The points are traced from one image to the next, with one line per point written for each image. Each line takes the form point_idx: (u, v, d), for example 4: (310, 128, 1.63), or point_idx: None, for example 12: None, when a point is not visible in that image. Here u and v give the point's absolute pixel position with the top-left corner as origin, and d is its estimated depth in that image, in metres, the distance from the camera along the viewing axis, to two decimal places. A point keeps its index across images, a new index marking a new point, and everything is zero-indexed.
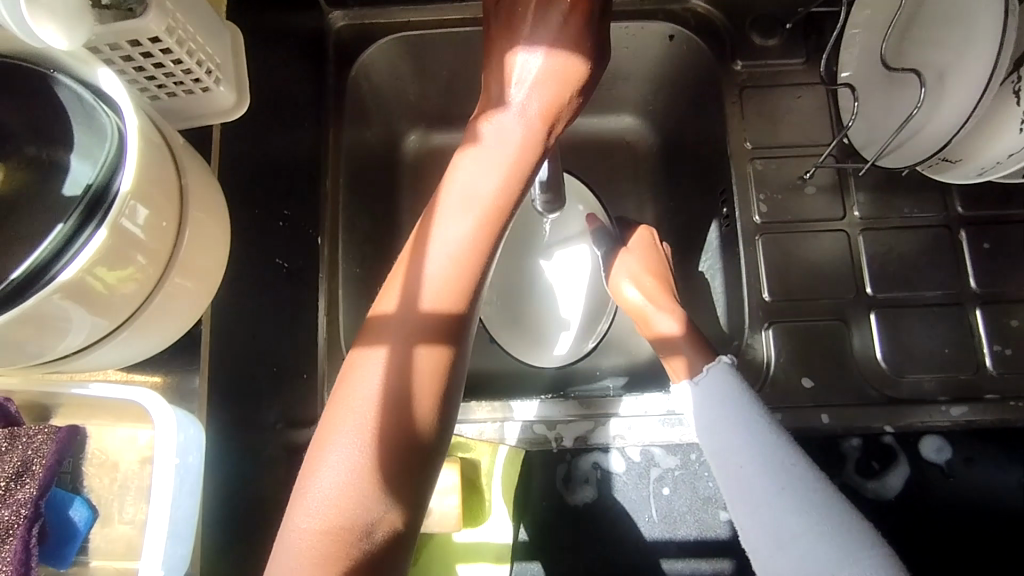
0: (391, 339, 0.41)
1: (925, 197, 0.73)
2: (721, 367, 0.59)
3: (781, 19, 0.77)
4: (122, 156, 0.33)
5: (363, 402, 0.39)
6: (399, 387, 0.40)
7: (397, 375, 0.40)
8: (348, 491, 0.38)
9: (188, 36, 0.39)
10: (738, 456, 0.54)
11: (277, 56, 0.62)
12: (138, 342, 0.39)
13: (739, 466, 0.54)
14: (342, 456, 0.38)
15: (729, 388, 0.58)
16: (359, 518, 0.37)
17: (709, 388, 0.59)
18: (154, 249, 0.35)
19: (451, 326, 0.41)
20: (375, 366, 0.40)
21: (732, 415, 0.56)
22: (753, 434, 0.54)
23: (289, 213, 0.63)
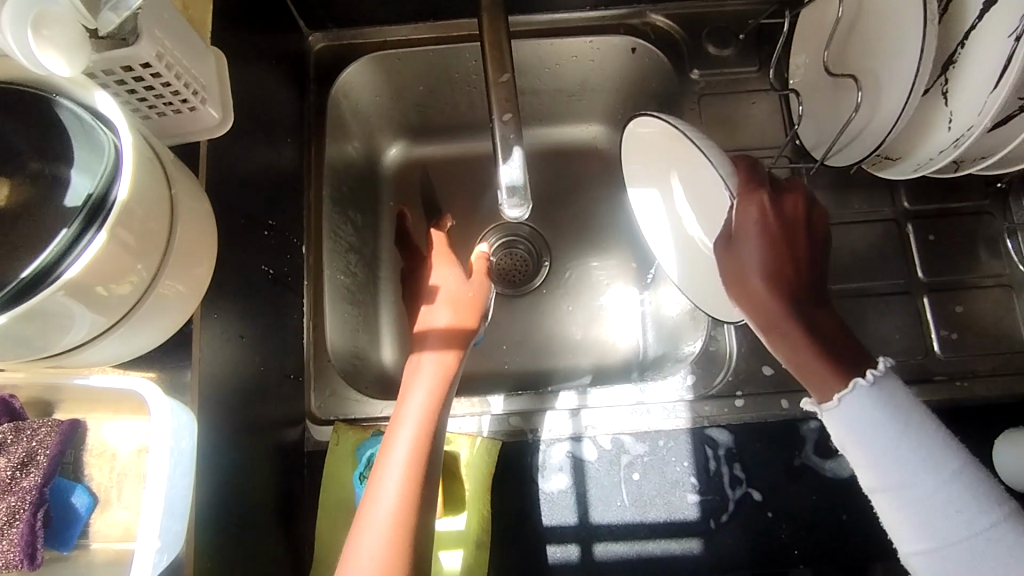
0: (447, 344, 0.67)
1: (874, 194, 0.77)
2: (864, 391, 0.48)
3: (734, 31, 0.82)
4: (118, 170, 0.37)
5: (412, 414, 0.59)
6: (422, 429, 0.58)
7: (438, 368, 0.64)
8: (393, 514, 0.53)
9: (175, 60, 0.44)
10: (898, 487, 0.48)
11: (259, 76, 0.66)
12: (132, 339, 0.43)
13: (903, 501, 0.48)
14: (378, 530, 0.52)
15: (883, 413, 0.48)
16: (400, 545, 0.52)
17: (849, 414, 0.49)
18: (148, 253, 0.39)
19: (456, 342, 0.67)
20: (425, 366, 0.64)
21: (882, 443, 0.48)
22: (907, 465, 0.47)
23: (274, 223, 0.66)
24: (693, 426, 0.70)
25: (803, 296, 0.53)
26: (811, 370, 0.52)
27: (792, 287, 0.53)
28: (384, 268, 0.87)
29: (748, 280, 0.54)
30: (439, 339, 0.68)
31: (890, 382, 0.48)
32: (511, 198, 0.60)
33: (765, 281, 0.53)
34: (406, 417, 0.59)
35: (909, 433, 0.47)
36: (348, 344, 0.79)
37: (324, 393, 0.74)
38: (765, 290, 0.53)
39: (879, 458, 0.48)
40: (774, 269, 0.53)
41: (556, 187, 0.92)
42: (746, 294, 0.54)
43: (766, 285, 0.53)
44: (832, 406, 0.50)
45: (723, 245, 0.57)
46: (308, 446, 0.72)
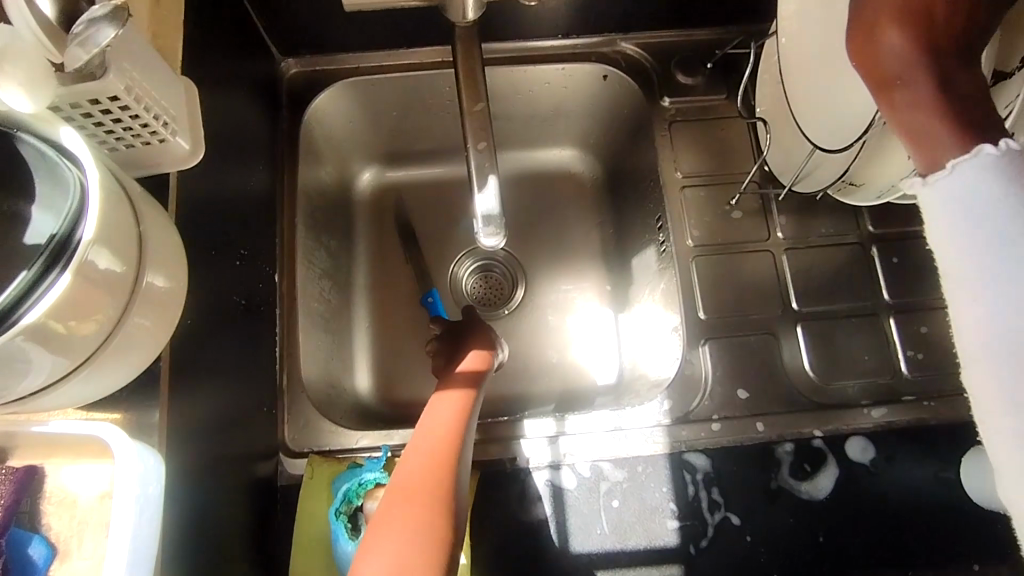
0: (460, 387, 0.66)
1: (840, 218, 0.80)
2: (989, 158, 0.36)
3: (702, 60, 0.84)
4: (83, 207, 0.36)
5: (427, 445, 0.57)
6: (447, 437, 0.58)
7: (452, 407, 0.63)
8: (418, 505, 0.50)
9: (145, 92, 0.43)
10: (981, 226, 0.36)
11: (231, 103, 0.65)
12: (96, 380, 0.41)
13: (1015, 286, 0.34)
14: (401, 523, 0.48)
15: (997, 184, 0.35)
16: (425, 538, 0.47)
17: (956, 187, 0.37)
18: (114, 292, 0.38)
19: (474, 379, 0.68)
20: (439, 409, 0.63)
21: (993, 215, 0.35)
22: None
23: (246, 252, 0.65)
24: (671, 451, 0.71)
25: (949, 46, 0.42)
26: (920, 135, 0.41)
27: (934, 29, 0.42)
28: (358, 294, 0.86)
29: (881, 48, 0.44)
30: (464, 378, 0.68)
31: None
32: (487, 226, 0.60)
33: (901, 47, 0.43)
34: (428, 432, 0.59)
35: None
36: (322, 373, 0.77)
37: (297, 424, 0.72)
38: (908, 42, 0.42)
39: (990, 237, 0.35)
40: (921, 32, 0.42)
41: (532, 212, 0.92)
42: (867, 35, 0.45)
43: (909, 48, 0.42)
44: (938, 177, 0.38)
45: (865, 3, 0.47)
46: (281, 480, 0.70)
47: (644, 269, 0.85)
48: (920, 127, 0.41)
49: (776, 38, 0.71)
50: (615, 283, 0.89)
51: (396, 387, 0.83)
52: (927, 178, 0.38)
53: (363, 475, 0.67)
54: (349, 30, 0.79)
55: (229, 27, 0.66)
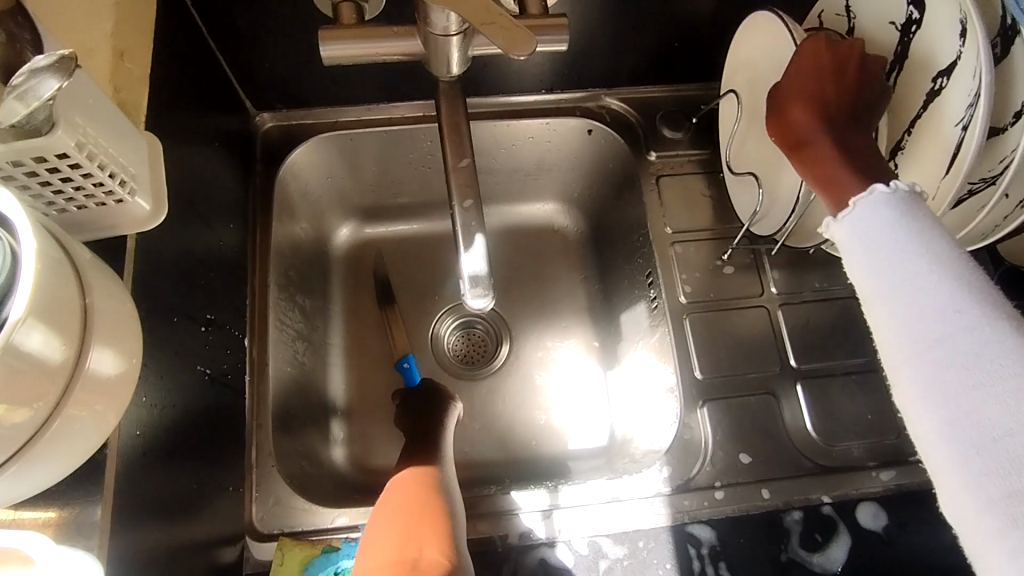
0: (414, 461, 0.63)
1: (833, 272, 0.78)
2: (881, 196, 0.42)
3: (686, 115, 0.84)
4: (15, 279, 0.31)
5: (390, 518, 0.56)
6: (417, 490, 0.59)
7: (413, 470, 0.62)
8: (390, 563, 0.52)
9: (101, 149, 0.39)
10: (869, 247, 0.42)
11: (200, 159, 0.62)
12: (28, 476, 0.36)
13: (903, 296, 0.39)
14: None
15: (890, 215, 0.41)
16: None
17: (855, 220, 0.43)
18: (51, 377, 0.33)
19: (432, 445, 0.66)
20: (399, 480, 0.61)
21: (885, 237, 0.41)
22: (947, 311, 0.37)
23: (212, 316, 0.60)
24: (673, 523, 0.66)
25: (841, 119, 0.55)
26: (838, 189, 0.50)
27: (835, 113, 0.55)
28: (334, 357, 0.81)
29: (794, 123, 0.56)
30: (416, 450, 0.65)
31: (915, 197, 0.42)
32: (474, 288, 0.57)
33: (807, 124, 0.55)
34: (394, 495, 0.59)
35: (922, 236, 0.40)
36: (294, 445, 0.71)
37: (266, 504, 0.65)
38: (811, 119, 0.55)
39: (887, 255, 0.41)
40: (819, 110, 0.55)
41: (517, 267, 0.89)
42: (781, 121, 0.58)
43: (812, 122, 0.55)
44: (846, 215, 0.44)
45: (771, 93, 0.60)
46: (246, 568, 0.63)
47: (635, 327, 0.82)
48: (836, 186, 0.51)
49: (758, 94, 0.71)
50: (604, 341, 0.85)
51: (375, 457, 0.77)
52: (835, 217, 0.44)
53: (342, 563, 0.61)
54: (327, 85, 0.77)
55: (201, 82, 0.63)
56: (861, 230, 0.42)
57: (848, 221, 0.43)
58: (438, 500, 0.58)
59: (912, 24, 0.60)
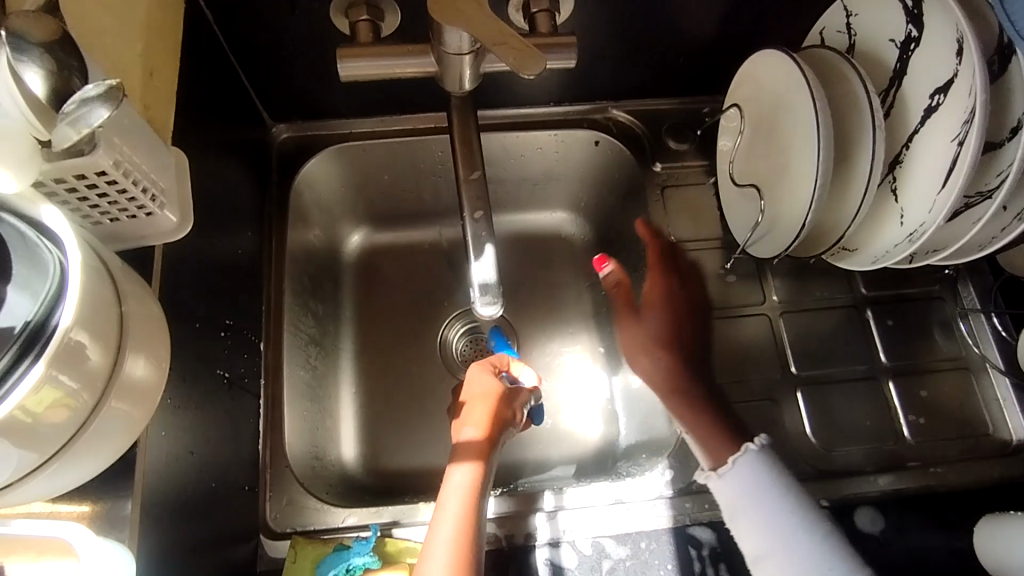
0: (472, 458, 0.63)
1: (833, 281, 0.80)
2: (752, 455, 0.60)
3: (690, 127, 0.86)
4: (62, 291, 0.34)
5: (449, 519, 0.58)
6: (473, 502, 0.59)
7: (470, 475, 0.62)
8: None
9: (134, 166, 0.41)
10: (746, 496, 0.59)
11: (221, 171, 0.64)
12: (67, 472, 0.38)
13: (773, 536, 0.57)
14: None
15: (765, 478, 0.59)
16: None
17: (737, 478, 0.60)
18: (90, 380, 0.36)
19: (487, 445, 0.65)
20: (456, 478, 0.61)
21: (764, 499, 0.58)
22: (792, 549, 0.57)
23: (231, 321, 0.63)
24: (675, 524, 0.68)
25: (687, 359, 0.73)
26: (715, 453, 0.65)
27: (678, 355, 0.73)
28: (346, 361, 0.83)
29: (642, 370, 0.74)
30: (473, 446, 0.65)
31: (768, 452, 0.60)
32: (484, 296, 0.59)
33: (656, 372, 0.72)
34: (450, 499, 0.59)
35: (783, 492, 0.59)
36: (307, 446, 0.74)
37: (280, 502, 0.68)
38: (664, 368, 0.72)
39: (762, 510, 0.58)
40: (663, 348, 0.73)
41: (524, 274, 0.91)
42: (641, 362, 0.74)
43: (660, 364, 0.72)
44: (725, 472, 0.60)
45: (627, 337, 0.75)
46: (262, 564, 0.66)
47: None
48: (708, 437, 0.66)
49: (758, 108, 0.72)
50: (609, 347, 0.87)
51: (384, 458, 0.79)
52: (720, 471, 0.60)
53: (352, 560, 0.62)
54: (342, 97, 0.79)
55: (222, 96, 0.66)
56: (741, 483, 0.59)
57: (725, 479, 0.60)
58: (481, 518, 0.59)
59: (911, 41, 0.62)
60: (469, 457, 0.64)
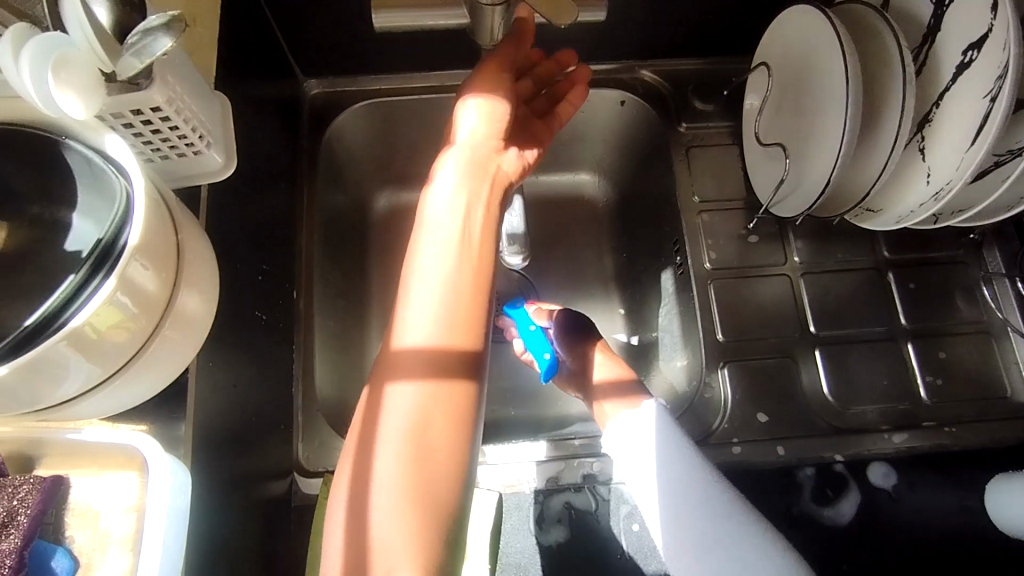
0: (422, 370, 0.46)
1: (856, 244, 0.80)
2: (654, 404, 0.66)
3: (717, 87, 0.86)
4: (128, 215, 0.36)
5: (393, 436, 0.44)
6: (447, 418, 0.44)
7: (425, 362, 0.46)
8: (405, 492, 0.42)
9: (185, 105, 0.43)
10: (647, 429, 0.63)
11: (258, 120, 0.66)
12: (127, 389, 0.41)
13: (672, 465, 0.60)
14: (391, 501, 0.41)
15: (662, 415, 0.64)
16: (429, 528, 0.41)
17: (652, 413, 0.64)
18: (152, 301, 0.38)
19: (454, 355, 0.47)
20: (400, 397, 0.45)
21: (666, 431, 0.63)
22: (701, 480, 0.60)
23: (268, 267, 0.65)
24: None
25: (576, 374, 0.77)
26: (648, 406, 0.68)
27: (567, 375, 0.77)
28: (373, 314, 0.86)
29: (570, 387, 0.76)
30: (439, 343, 0.47)
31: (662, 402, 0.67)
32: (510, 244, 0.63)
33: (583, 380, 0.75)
34: (399, 404, 0.45)
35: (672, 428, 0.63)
36: (337, 392, 0.77)
37: (312, 443, 0.71)
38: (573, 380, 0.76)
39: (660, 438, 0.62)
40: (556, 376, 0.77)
41: (547, 234, 0.93)
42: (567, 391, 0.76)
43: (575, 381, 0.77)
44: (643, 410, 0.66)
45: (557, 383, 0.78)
46: (296, 500, 0.69)
47: (660, 293, 0.85)
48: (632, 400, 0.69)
49: (786, 66, 0.72)
50: (629, 307, 0.89)
51: None
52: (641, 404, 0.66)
53: None
54: (372, 53, 0.80)
55: (258, 47, 0.67)
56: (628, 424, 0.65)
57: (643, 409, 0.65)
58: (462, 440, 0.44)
59: None
60: (422, 355, 0.46)
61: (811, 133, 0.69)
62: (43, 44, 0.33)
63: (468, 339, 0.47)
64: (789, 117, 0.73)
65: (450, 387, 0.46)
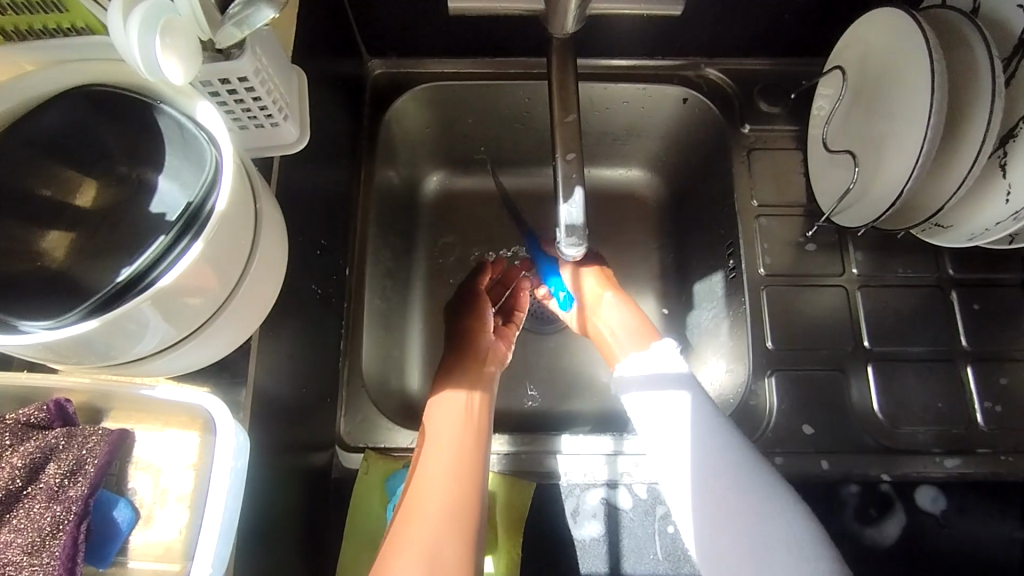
0: (466, 390, 0.68)
1: (918, 259, 0.78)
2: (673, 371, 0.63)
3: (785, 90, 0.84)
4: (216, 182, 0.37)
5: (431, 476, 0.60)
6: (467, 434, 0.63)
7: (459, 415, 0.65)
8: (439, 504, 0.57)
9: (268, 75, 0.43)
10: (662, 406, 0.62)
11: (326, 97, 0.67)
12: (197, 351, 0.42)
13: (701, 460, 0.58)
14: (424, 523, 0.56)
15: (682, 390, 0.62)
16: (455, 526, 0.56)
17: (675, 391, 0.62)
18: (229, 267, 0.39)
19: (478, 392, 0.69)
20: (450, 406, 0.66)
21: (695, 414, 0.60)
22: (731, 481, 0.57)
23: (325, 242, 0.66)
24: None
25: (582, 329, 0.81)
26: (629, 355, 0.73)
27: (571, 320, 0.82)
28: (418, 296, 0.87)
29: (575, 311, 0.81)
30: (460, 381, 0.70)
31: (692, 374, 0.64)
32: (569, 237, 0.61)
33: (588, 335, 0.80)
34: (436, 446, 0.62)
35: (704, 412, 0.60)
36: (380, 370, 0.78)
37: (354, 419, 0.72)
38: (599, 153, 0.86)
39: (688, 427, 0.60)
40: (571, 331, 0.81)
41: (596, 228, 0.92)
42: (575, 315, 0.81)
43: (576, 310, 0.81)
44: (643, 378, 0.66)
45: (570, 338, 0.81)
46: (335, 472, 0.70)
47: (709, 296, 0.84)
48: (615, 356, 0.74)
49: (862, 71, 0.70)
50: (676, 308, 0.88)
51: None
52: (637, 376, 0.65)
53: None
54: (437, 36, 0.80)
55: (330, 25, 0.68)
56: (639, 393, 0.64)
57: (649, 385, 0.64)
58: (482, 454, 0.63)
59: None
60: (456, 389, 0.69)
61: (886, 141, 0.67)
62: (151, 10, 0.34)
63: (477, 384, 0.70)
64: (861, 125, 0.71)
65: (462, 420, 0.65)
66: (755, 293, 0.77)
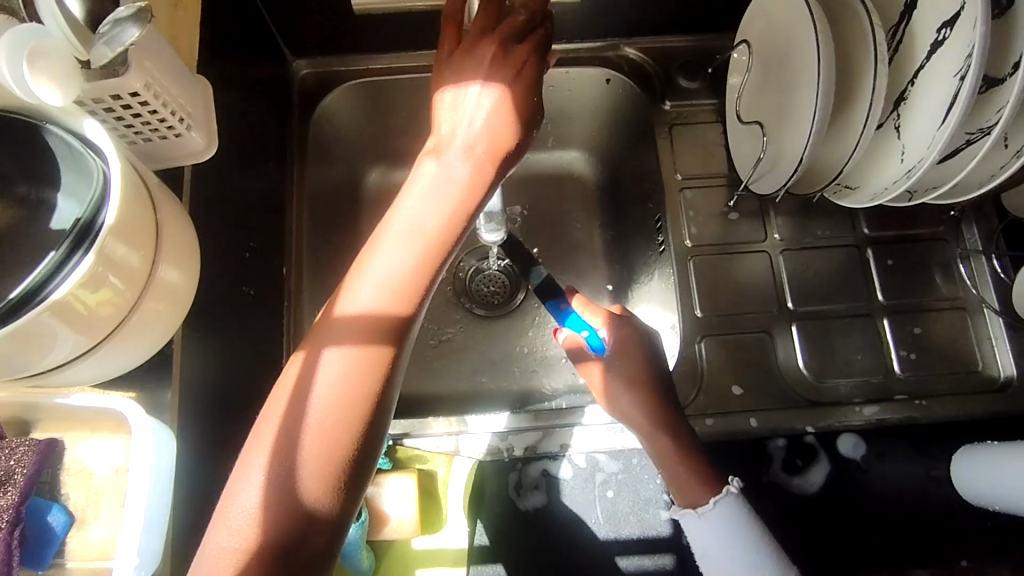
0: (361, 340, 0.46)
1: (837, 221, 0.81)
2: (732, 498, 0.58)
3: (703, 64, 0.86)
4: (105, 196, 0.38)
5: (281, 430, 0.44)
6: (342, 390, 0.45)
7: (347, 368, 0.46)
8: (277, 473, 0.43)
9: (163, 89, 0.45)
10: (717, 538, 0.58)
11: (244, 102, 0.68)
12: (113, 357, 0.44)
13: None
14: (255, 489, 0.42)
15: (735, 525, 0.57)
16: (280, 509, 0.42)
17: (716, 517, 0.58)
18: (130, 276, 0.40)
19: (390, 327, 0.47)
20: (329, 364, 0.45)
21: (737, 551, 0.57)
22: None
23: (256, 245, 0.68)
24: None
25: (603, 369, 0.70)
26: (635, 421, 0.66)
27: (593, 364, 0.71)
28: None
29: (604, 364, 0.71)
30: (356, 332, 0.47)
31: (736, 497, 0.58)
32: (488, 223, 0.64)
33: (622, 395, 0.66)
34: (304, 388, 0.45)
35: (749, 550, 0.57)
36: None
37: None
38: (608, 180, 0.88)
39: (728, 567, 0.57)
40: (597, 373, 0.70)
41: (534, 211, 0.94)
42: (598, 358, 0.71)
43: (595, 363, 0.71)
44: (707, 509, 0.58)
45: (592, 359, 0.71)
46: None
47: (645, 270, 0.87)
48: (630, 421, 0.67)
49: (765, 42, 0.73)
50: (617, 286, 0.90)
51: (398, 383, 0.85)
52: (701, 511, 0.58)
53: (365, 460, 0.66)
54: (358, 33, 0.82)
55: (244, 30, 0.69)
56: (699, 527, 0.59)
57: (705, 518, 0.58)
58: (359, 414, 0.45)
59: None
60: (351, 343, 0.46)
61: (790, 111, 0.70)
62: (18, 37, 0.35)
63: (401, 306, 0.48)
64: (766, 96, 0.74)
65: (363, 354, 0.46)
66: (684, 265, 0.80)
